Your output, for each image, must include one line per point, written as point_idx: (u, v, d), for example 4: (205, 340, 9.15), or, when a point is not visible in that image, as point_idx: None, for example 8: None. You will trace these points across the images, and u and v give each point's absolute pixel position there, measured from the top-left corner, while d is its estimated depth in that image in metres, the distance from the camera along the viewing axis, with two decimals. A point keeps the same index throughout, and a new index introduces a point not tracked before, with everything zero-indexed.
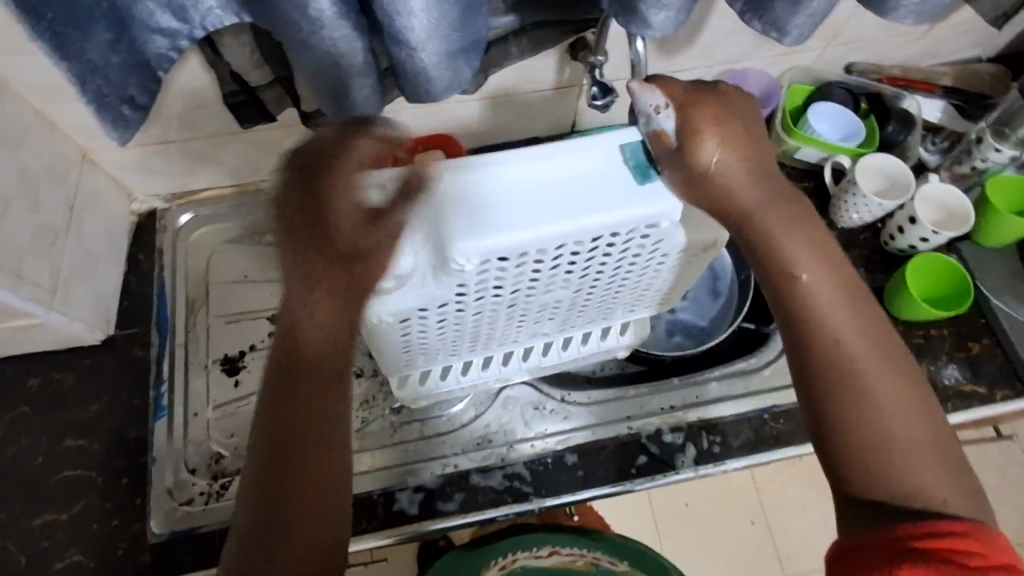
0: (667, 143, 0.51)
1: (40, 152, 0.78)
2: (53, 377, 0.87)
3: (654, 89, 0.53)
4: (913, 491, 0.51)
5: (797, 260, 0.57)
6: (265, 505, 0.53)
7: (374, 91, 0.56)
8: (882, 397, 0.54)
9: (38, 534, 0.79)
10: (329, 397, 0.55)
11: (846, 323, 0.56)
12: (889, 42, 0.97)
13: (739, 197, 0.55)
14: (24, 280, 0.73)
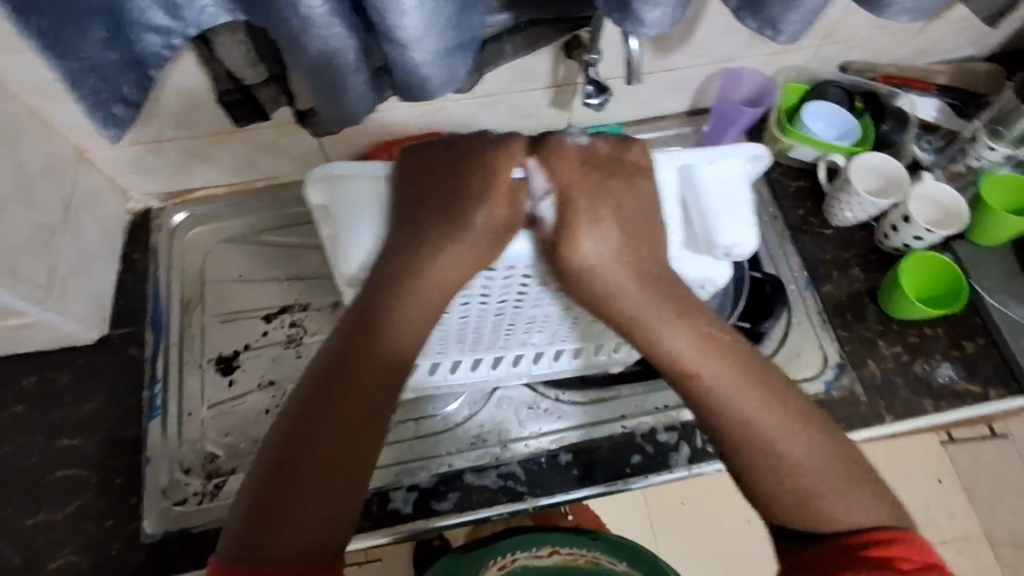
0: (543, 232, 0.59)
1: (36, 151, 0.78)
2: (48, 376, 0.87)
3: (543, 177, 0.58)
4: (839, 527, 0.54)
5: (692, 360, 0.58)
6: (273, 494, 0.53)
7: (367, 89, 0.56)
8: (791, 453, 0.56)
9: (33, 534, 0.79)
10: (369, 383, 0.57)
11: (733, 387, 0.58)
12: (885, 41, 0.97)
13: (615, 275, 0.59)
14: (19, 279, 0.73)
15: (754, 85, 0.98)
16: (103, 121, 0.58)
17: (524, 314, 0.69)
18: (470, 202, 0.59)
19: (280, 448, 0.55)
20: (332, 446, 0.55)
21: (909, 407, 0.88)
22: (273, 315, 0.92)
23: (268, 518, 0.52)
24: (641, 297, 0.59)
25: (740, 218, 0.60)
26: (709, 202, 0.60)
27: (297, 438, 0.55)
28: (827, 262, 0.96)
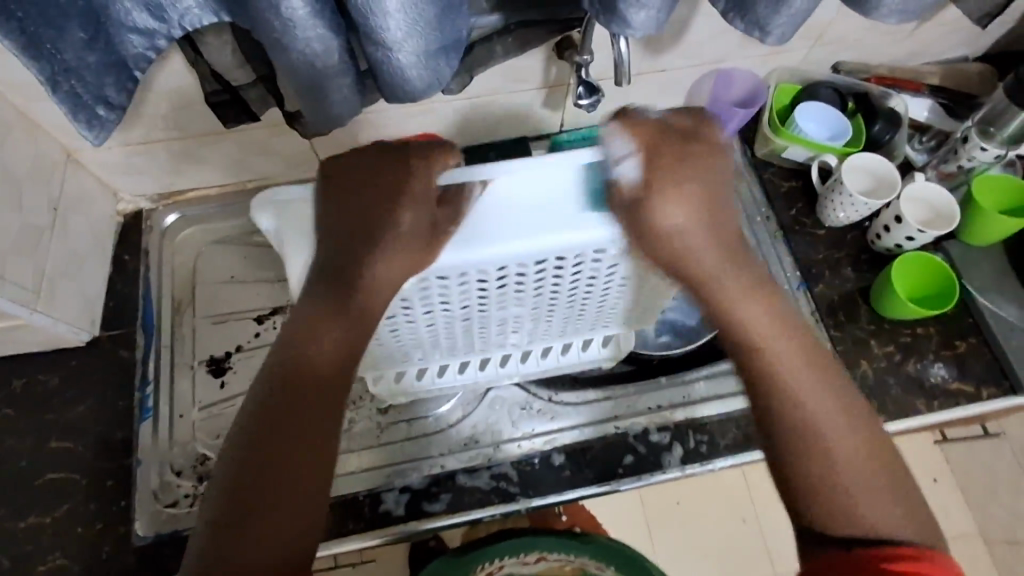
0: (623, 195, 0.54)
1: (23, 153, 0.77)
2: (38, 378, 0.86)
3: (620, 135, 0.54)
4: (869, 529, 0.53)
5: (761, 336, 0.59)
6: (232, 502, 0.53)
7: (350, 92, 0.56)
8: (832, 437, 0.56)
9: (22, 537, 0.78)
10: (320, 394, 0.57)
11: (804, 379, 0.58)
12: (876, 42, 0.97)
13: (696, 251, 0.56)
14: (6, 282, 0.73)
15: (746, 86, 0.96)
16: (88, 122, 0.58)
17: (500, 317, 0.68)
18: (397, 205, 0.55)
19: (244, 454, 0.55)
20: (293, 456, 0.55)
21: (901, 407, 0.88)
22: (265, 316, 0.92)
23: (234, 527, 0.52)
24: (726, 253, 0.58)
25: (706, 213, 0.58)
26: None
27: (257, 449, 0.55)
28: (819, 262, 0.96)
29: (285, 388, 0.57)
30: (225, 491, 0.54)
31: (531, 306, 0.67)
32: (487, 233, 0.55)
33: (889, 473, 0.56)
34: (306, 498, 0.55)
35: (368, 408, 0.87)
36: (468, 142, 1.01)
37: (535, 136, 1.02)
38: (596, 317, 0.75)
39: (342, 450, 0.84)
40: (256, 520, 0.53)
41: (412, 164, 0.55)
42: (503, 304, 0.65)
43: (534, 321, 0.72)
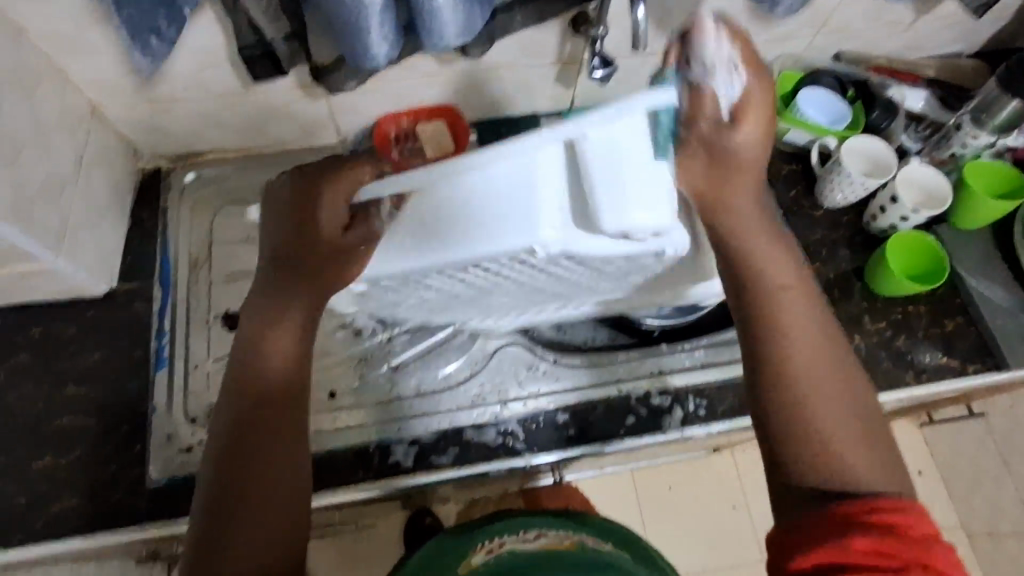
0: (703, 99, 0.60)
1: (53, 101, 0.79)
2: (56, 326, 0.88)
3: (710, 36, 0.60)
4: (852, 471, 0.53)
5: (756, 266, 0.62)
6: (229, 475, 0.58)
7: (391, 43, 0.58)
8: (823, 382, 0.57)
9: (38, 477, 0.80)
10: (289, 378, 0.63)
11: (790, 315, 0.60)
12: (875, 33, 1.01)
13: (737, 192, 0.63)
14: (35, 223, 0.75)
15: None
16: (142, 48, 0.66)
17: (490, 288, 0.74)
18: (318, 209, 0.65)
19: (231, 437, 0.59)
20: (277, 443, 0.60)
21: (891, 380, 0.92)
22: None
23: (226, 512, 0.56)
24: (748, 204, 0.63)
25: (649, 200, 0.59)
26: (633, 175, 0.59)
27: (243, 433, 0.59)
28: (816, 242, 1.00)
29: (264, 373, 0.62)
30: (213, 483, 0.58)
31: (516, 283, 0.74)
32: (436, 232, 0.64)
33: (864, 423, 0.56)
34: (291, 486, 0.59)
35: (378, 365, 0.89)
36: (482, 116, 1.04)
37: (546, 114, 1.05)
38: (556, 293, 0.80)
39: (351, 404, 0.87)
40: (247, 495, 0.57)
41: (321, 189, 0.65)
42: (491, 282, 0.72)
43: (501, 296, 0.78)
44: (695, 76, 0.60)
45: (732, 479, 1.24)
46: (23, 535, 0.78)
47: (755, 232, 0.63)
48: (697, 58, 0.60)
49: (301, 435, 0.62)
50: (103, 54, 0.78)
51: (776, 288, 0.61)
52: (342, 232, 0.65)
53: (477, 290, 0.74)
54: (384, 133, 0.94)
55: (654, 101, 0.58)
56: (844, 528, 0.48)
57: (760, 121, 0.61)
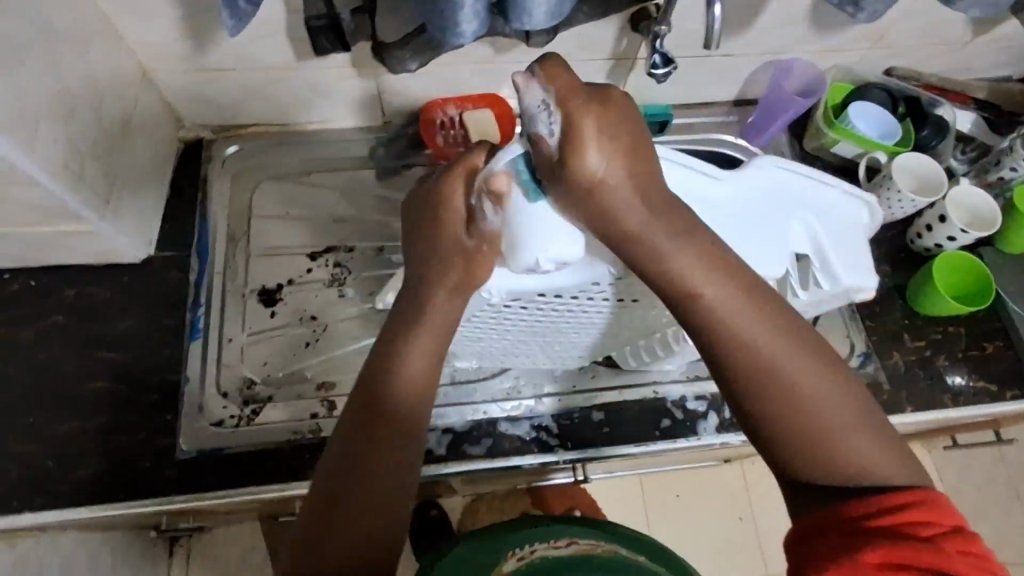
0: (547, 149, 0.53)
1: (107, 60, 0.78)
2: (90, 290, 0.87)
3: (535, 85, 0.54)
4: (851, 460, 0.52)
5: (689, 273, 0.56)
6: (330, 508, 0.59)
7: (479, 19, 0.57)
8: (801, 384, 0.54)
9: (66, 440, 0.79)
10: (423, 405, 0.63)
11: (738, 313, 0.56)
12: (929, 51, 1.00)
13: (627, 208, 0.55)
14: (83, 182, 0.74)
15: (803, 79, 1.00)
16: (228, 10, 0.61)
17: (522, 331, 0.74)
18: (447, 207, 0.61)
19: (332, 472, 0.60)
20: (379, 484, 0.60)
21: (927, 400, 0.91)
22: (318, 253, 0.93)
23: (330, 536, 0.58)
24: (653, 214, 0.56)
25: (554, 236, 0.56)
26: (523, 220, 0.56)
27: (345, 474, 0.60)
28: None
29: (392, 396, 0.61)
30: (318, 502, 0.60)
31: (554, 325, 0.73)
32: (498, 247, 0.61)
33: (844, 397, 0.55)
34: (376, 511, 0.59)
35: None
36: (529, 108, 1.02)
37: None
38: (565, 341, 0.78)
39: None
40: (338, 527, 0.58)
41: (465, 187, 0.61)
42: (535, 322, 0.72)
43: (522, 342, 0.77)
44: (528, 128, 0.54)
45: (739, 489, 1.24)
46: (48, 498, 0.76)
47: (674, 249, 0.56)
48: (535, 108, 0.54)
49: (413, 468, 0.61)
50: (160, 18, 0.77)
51: (724, 302, 0.56)
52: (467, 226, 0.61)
53: (518, 332, 0.74)
54: (433, 113, 0.94)
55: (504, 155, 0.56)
56: (857, 534, 0.48)
57: (613, 155, 0.54)
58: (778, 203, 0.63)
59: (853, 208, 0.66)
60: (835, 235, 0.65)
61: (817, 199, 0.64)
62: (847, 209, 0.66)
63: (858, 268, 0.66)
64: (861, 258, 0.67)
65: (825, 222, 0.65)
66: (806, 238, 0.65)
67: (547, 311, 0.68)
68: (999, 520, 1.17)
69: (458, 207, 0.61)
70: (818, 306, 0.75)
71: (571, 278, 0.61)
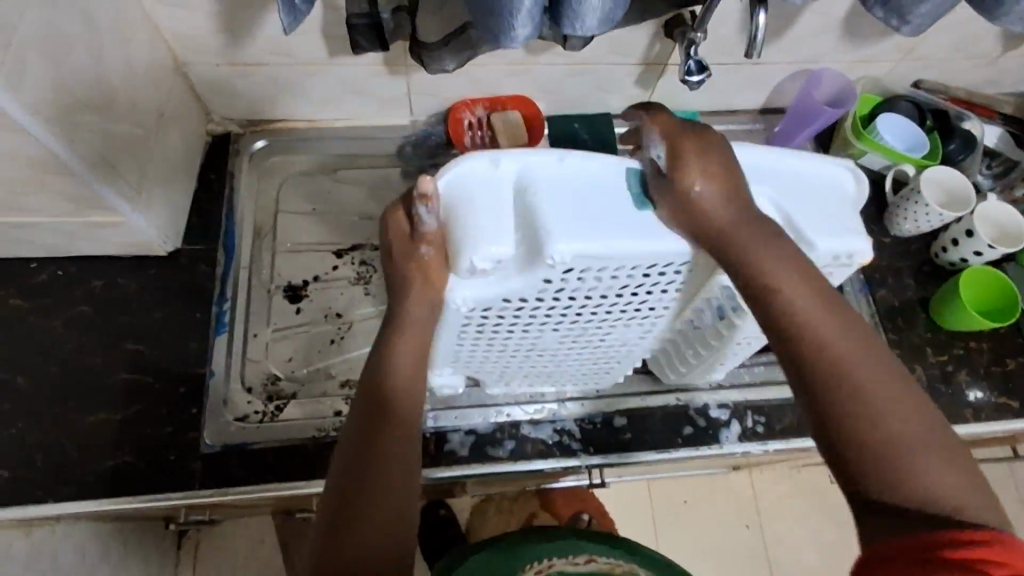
0: (658, 171, 0.57)
1: (145, 53, 0.78)
2: (118, 281, 0.87)
3: (649, 128, 0.60)
4: (928, 483, 0.49)
5: (771, 274, 0.56)
6: (342, 509, 0.59)
7: (533, 24, 0.57)
8: (876, 395, 0.52)
9: (92, 430, 0.79)
10: (416, 398, 0.64)
11: (815, 317, 0.56)
12: (960, 64, 1.00)
13: (727, 214, 0.56)
14: (116, 174, 0.75)
15: (833, 89, 0.99)
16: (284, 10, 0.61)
17: (516, 342, 0.72)
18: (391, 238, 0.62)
19: (346, 475, 0.60)
20: (385, 488, 0.60)
21: (950, 415, 0.91)
22: (344, 251, 0.93)
23: (339, 537, 0.58)
24: (737, 216, 0.57)
25: (498, 231, 0.56)
26: (461, 220, 0.56)
27: (359, 477, 0.60)
28: (882, 269, 0.99)
29: (396, 399, 0.63)
30: (339, 497, 0.60)
31: (555, 334, 0.70)
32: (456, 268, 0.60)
33: (922, 421, 0.52)
34: (385, 517, 0.59)
35: None
36: (556, 111, 1.01)
37: (618, 114, 1.03)
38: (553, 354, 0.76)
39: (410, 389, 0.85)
40: (350, 536, 0.58)
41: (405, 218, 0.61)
42: (534, 331, 0.69)
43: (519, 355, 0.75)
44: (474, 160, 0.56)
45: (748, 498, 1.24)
46: (73, 489, 0.76)
47: (760, 246, 0.56)
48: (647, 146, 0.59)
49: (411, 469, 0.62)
50: (197, 11, 0.77)
51: (800, 300, 0.56)
52: (412, 241, 0.60)
53: (508, 344, 0.72)
54: (461, 115, 0.95)
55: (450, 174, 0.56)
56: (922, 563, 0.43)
57: (715, 172, 0.57)
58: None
59: (817, 171, 0.61)
60: (795, 197, 0.60)
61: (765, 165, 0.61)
62: (804, 170, 0.61)
63: (837, 229, 0.59)
64: (837, 224, 0.59)
65: (777, 188, 0.60)
66: (760, 208, 0.61)
67: (531, 317, 0.66)
68: None
69: (403, 227, 0.61)
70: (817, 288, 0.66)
71: (525, 279, 0.58)
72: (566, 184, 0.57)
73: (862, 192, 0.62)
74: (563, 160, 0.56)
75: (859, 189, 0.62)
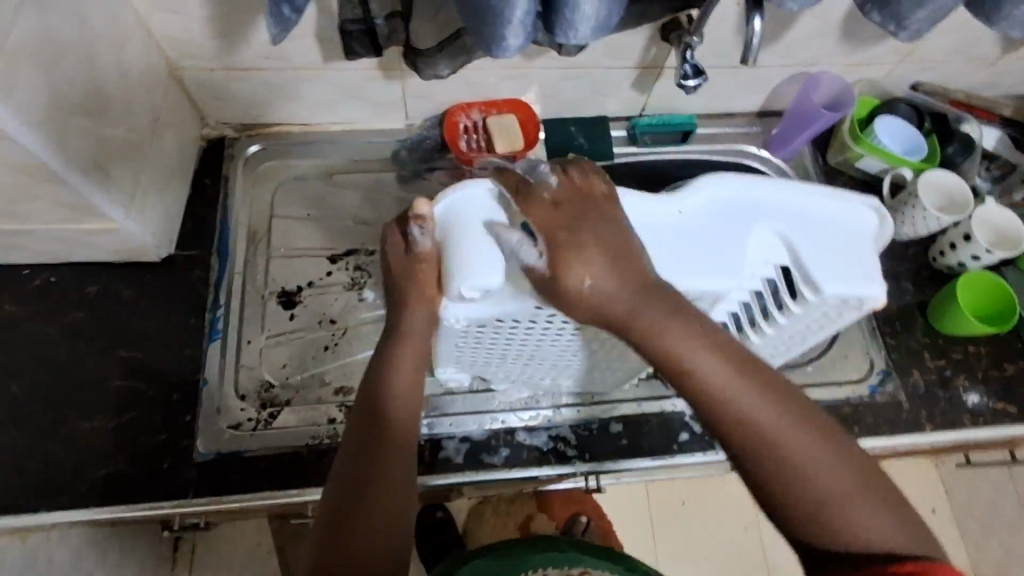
0: (540, 272, 0.56)
1: (139, 59, 0.77)
2: (111, 288, 0.87)
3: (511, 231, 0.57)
4: (867, 533, 0.50)
5: (679, 347, 0.55)
6: (338, 508, 0.59)
7: (525, 34, 0.57)
8: (801, 457, 0.52)
9: (85, 439, 0.79)
10: (411, 405, 0.65)
11: (730, 387, 0.54)
12: (960, 66, 0.99)
13: (624, 293, 0.55)
14: (110, 181, 0.74)
15: (831, 92, 0.99)
16: (274, 18, 0.61)
17: (518, 351, 0.72)
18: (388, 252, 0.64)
19: (346, 472, 0.61)
20: (384, 488, 0.60)
21: (948, 420, 0.90)
22: (338, 256, 0.93)
23: (337, 546, 0.57)
24: (638, 293, 0.55)
25: (486, 259, 0.57)
26: (455, 245, 0.58)
27: (355, 477, 0.60)
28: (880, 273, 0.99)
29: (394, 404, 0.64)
30: (337, 494, 0.60)
31: (552, 345, 0.70)
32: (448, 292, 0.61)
33: (855, 469, 0.52)
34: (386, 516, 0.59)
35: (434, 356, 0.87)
36: (552, 114, 1.01)
37: (615, 117, 1.02)
38: (552, 365, 0.76)
39: None
40: (345, 534, 0.58)
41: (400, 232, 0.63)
42: (533, 342, 0.69)
43: (520, 363, 0.76)
44: (472, 189, 0.60)
45: (745, 499, 1.23)
46: (67, 497, 0.76)
47: (664, 331, 0.55)
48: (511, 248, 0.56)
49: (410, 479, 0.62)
50: (191, 17, 0.77)
51: (717, 375, 0.54)
52: (408, 259, 0.63)
53: (509, 353, 0.72)
54: (457, 119, 0.94)
55: (449, 203, 0.60)
56: None
57: (599, 264, 0.55)
58: (742, 209, 0.60)
59: (845, 210, 0.62)
60: (806, 234, 0.60)
61: (795, 202, 0.61)
62: (833, 209, 0.62)
63: (856, 273, 0.60)
64: (849, 266, 0.60)
65: (801, 226, 0.61)
66: (781, 244, 0.61)
67: (525, 329, 0.65)
68: (1006, 537, 1.17)
69: (399, 242, 0.64)
70: (822, 321, 0.68)
71: (519, 305, 0.60)
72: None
73: (884, 230, 0.62)
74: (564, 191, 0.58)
75: (881, 230, 0.63)
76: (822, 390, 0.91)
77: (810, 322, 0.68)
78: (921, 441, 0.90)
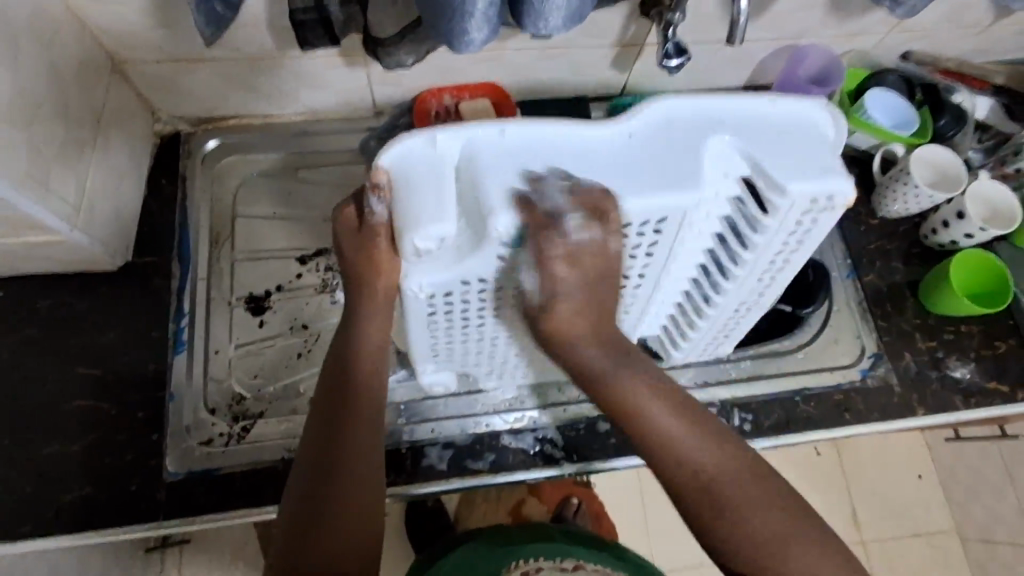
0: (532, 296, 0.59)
1: (74, 54, 0.71)
2: (66, 300, 0.82)
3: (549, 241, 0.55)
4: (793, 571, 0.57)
5: (636, 399, 0.63)
6: (305, 514, 0.59)
7: (489, 27, 0.52)
8: (738, 505, 0.59)
9: (47, 462, 0.75)
10: (374, 391, 0.64)
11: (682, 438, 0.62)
12: (951, 34, 0.94)
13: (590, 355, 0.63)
14: (50, 191, 0.69)
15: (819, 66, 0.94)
16: (207, 17, 0.57)
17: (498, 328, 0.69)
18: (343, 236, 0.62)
19: (308, 475, 0.60)
20: (350, 487, 0.60)
21: (939, 402, 0.89)
22: (307, 257, 0.89)
23: (305, 551, 0.57)
24: (608, 359, 0.64)
25: (437, 208, 0.52)
26: (403, 199, 0.53)
27: (320, 480, 0.60)
28: (870, 253, 0.96)
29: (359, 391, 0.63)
30: (301, 501, 0.60)
31: None
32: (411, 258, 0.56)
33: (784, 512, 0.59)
34: (355, 518, 0.59)
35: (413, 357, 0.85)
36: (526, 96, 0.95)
37: (592, 96, 0.96)
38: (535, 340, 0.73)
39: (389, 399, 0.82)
40: (317, 545, 0.58)
41: (352, 214, 0.60)
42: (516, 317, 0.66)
43: (496, 342, 0.72)
44: (405, 141, 0.54)
45: None
46: (30, 526, 0.72)
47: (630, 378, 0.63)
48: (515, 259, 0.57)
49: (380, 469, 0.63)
50: (125, 6, 0.70)
51: (663, 421, 0.62)
52: (361, 235, 0.60)
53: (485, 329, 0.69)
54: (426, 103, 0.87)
55: (394, 154, 0.54)
56: None
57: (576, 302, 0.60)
58: (693, 128, 0.55)
59: (792, 113, 0.56)
60: (761, 142, 0.54)
61: (739, 111, 0.55)
62: (782, 117, 0.56)
63: (801, 171, 0.53)
64: (815, 164, 0.54)
65: (756, 137, 0.55)
66: (736, 156, 0.55)
67: None
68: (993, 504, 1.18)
69: (352, 219, 0.61)
70: (795, 236, 0.59)
71: (475, 261, 0.55)
72: (511, 156, 0.53)
73: (841, 134, 0.57)
74: (504, 133, 0.53)
75: (836, 134, 0.57)
76: (813, 379, 0.89)
77: (788, 242, 0.60)
78: (913, 424, 0.88)
